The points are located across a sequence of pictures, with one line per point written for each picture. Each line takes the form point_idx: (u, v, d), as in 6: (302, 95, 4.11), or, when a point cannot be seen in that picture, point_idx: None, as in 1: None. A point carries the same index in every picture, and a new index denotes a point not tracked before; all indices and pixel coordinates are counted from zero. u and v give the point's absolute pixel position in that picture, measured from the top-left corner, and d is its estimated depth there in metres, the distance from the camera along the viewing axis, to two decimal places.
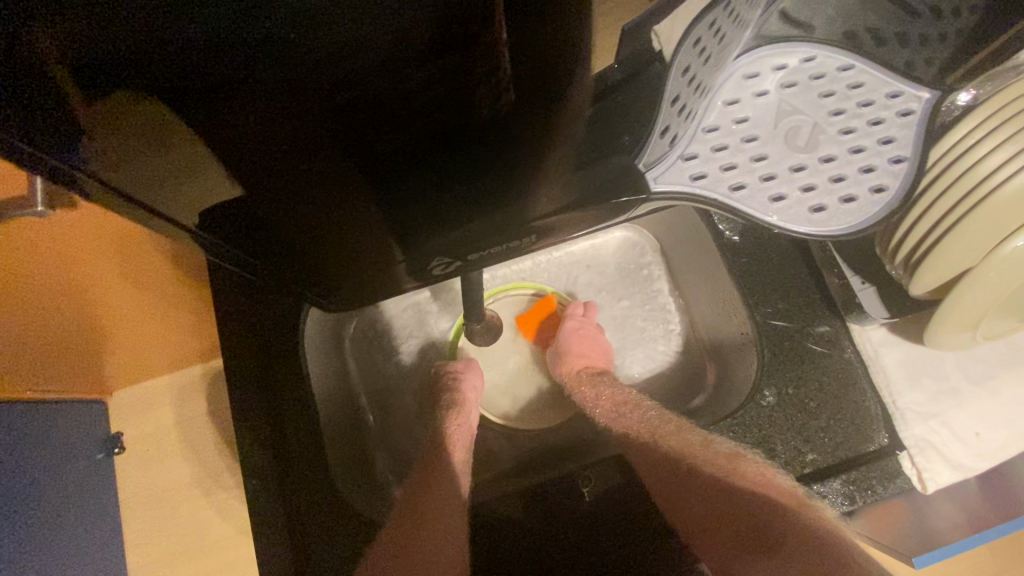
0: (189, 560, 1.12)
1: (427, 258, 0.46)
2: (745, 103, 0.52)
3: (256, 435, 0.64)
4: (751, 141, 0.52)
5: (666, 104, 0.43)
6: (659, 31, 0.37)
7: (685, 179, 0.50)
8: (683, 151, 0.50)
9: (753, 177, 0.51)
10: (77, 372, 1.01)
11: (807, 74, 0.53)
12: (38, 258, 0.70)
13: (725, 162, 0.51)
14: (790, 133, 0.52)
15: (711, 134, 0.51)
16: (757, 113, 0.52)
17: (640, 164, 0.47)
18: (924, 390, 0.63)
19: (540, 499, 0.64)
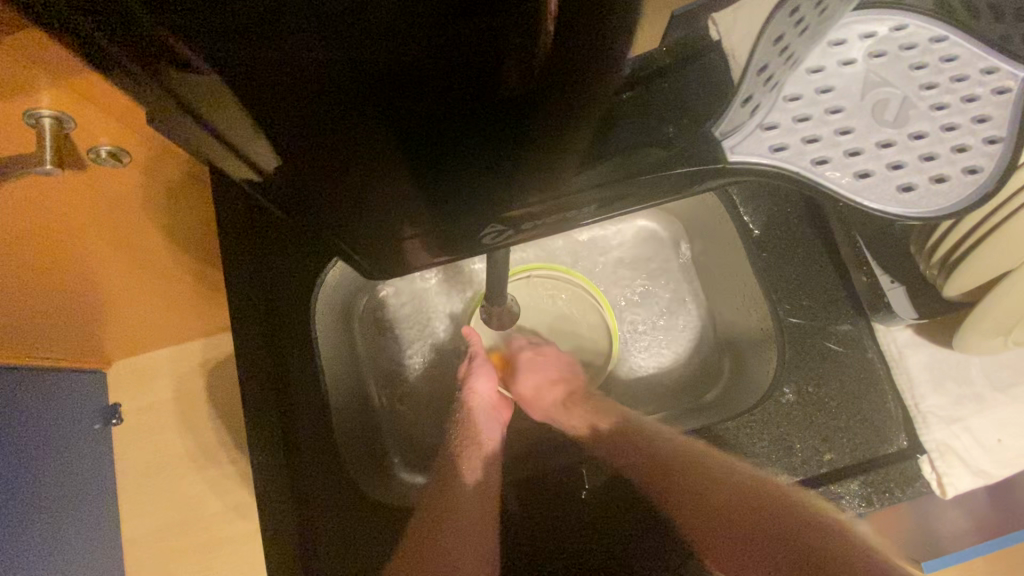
0: (184, 534, 1.10)
1: (462, 231, 0.38)
2: (828, 72, 0.44)
3: (263, 418, 0.63)
4: (837, 113, 0.43)
5: (752, 72, 0.36)
6: (718, 19, 0.33)
7: (766, 149, 0.41)
8: (760, 120, 0.41)
9: (839, 153, 0.42)
10: (76, 339, 0.99)
11: (896, 45, 0.45)
12: (41, 223, 0.68)
13: (809, 133, 0.42)
14: (878, 104, 0.43)
15: (794, 103, 0.42)
16: (843, 83, 0.44)
17: (715, 130, 0.39)
18: (947, 394, 0.62)
19: (550, 490, 0.63)
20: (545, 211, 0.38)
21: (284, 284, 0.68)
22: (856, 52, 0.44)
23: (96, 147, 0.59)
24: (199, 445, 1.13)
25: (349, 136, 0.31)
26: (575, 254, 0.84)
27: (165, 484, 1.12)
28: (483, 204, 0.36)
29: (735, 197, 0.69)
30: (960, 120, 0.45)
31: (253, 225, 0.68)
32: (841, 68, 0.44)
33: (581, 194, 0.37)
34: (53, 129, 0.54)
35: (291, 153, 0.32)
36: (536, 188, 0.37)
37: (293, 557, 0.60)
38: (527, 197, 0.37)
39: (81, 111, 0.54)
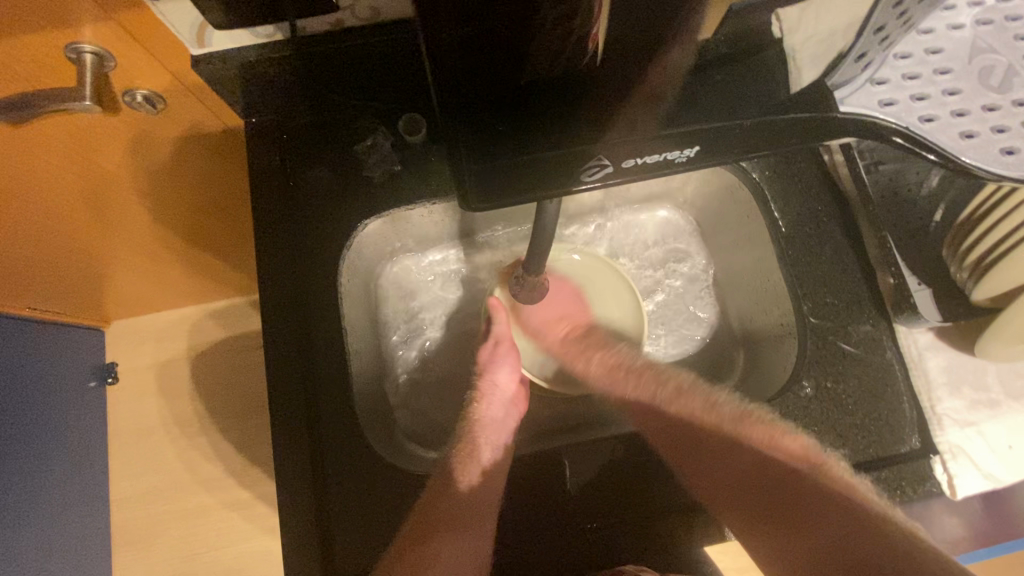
0: (168, 503, 1.05)
1: (583, 156, 0.36)
2: (938, 33, 0.40)
3: (284, 378, 0.63)
4: (944, 75, 0.40)
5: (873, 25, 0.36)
6: (782, 15, 0.38)
7: (874, 104, 0.39)
8: (871, 75, 0.39)
9: (945, 113, 0.39)
10: (77, 294, 0.97)
11: (1003, 14, 0.41)
12: (66, 169, 0.65)
13: (915, 91, 0.39)
14: (983, 71, 0.40)
15: (903, 61, 0.40)
16: (954, 44, 0.40)
17: (829, 82, 0.38)
18: (962, 397, 0.63)
19: (567, 464, 0.63)
20: (643, 150, 0.37)
21: (312, 244, 0.68)
22: (966, 15, 0.41)
23: (131, 91, 0.58)
24: (191, 411, 1.09)
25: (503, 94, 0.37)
26: (599, 240, 0.84)
27: (150, 453, 1.07)
28: (582, 137, 0.37)
29: (765, 191, 0.69)
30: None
31: (289, 182, 0.69)
32: (950, 30, 0.40)
33: (686, 134, 0.36)
34: (93, 66, 0.53)
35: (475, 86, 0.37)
36: (626, 129, 0.36)
37: (310, 518, 0.60)
38: (630, 135, 0.36)
39: (126, 50, 0.53)
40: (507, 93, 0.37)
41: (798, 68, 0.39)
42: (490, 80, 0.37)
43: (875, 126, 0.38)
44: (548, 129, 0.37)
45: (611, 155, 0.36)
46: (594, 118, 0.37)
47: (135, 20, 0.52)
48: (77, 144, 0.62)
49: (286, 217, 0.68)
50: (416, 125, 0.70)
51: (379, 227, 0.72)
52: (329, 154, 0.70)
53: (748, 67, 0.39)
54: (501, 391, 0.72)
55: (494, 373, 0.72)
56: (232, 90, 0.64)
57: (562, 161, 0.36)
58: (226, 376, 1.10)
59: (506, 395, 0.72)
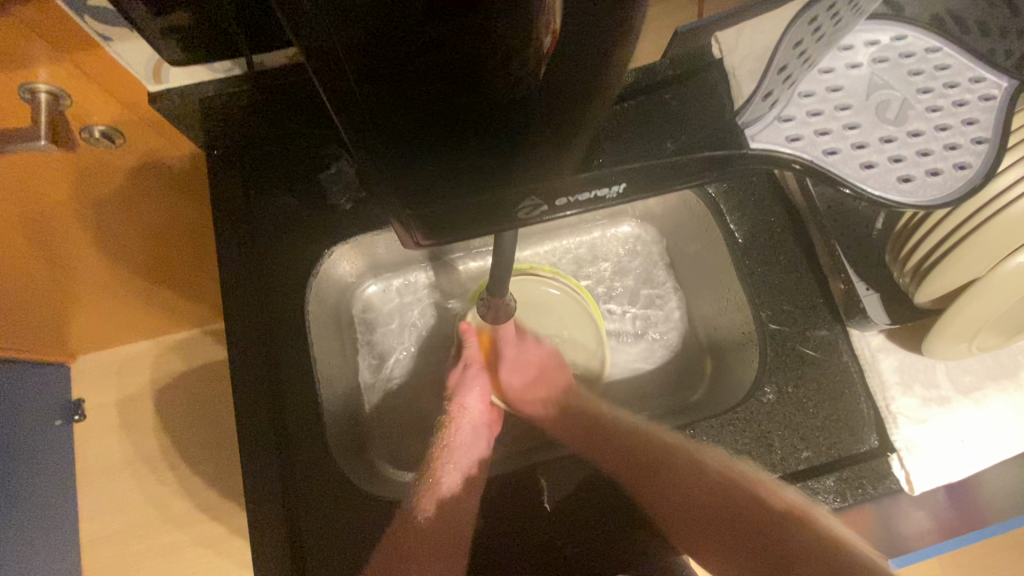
0: (139, 543, 1.02)
1: (517, 198, 0.38)
2: (837, 72, 0.45)
3: (253, 410, 0.62)
4: (845, 110, 0.44)
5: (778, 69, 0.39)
6: (719, 37, 0.38)
7: (781, 139, 0.42)
8: (778, 113, 0.43)
9: (846, 146, 0.43)
10: (40, 331, 0.94)
11: (896, 51, 0.47)
12: (28, 211, 0.65)
13: (818, 127, 0.43)
14: (881, 105, 0.44)
15: (807, 99, 0.43)
16: (851, 83, 0.44)
17: (740, 121, 0.41)
18: (916, 394, 0.66)
19: (542, 478, 0.64)
20: (576, 187, 0.38)
21: (280, 276, 0.68)
22: (862, 55, 0.46)
23: (89, 127, 0.58)
24: (161, 445, 1.06)
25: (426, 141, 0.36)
26: (565, 256, 0.85)
27: (121, 491, 1.05)
28: (517, 176, 0.37)
29: (720, 206, 0.72)
30: (950, 121, 0.47)
31: (251, 216, 0.69)
32: (848, 69, 0.45)
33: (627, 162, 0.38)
34: (48, 107, 0.52)
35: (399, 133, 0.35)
36: (552, 168, 0.37)
37: (283, 552, 0.59)
38: (558, 176, 0.38)
39: (80, 89, 0.54)
40: (420, 124, 0.35)
41: (737, 93, 0.41)
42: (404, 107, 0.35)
43: (793, 156, 0.42)
44: (471, 174, 0.37)
45: (541, 194, 0.38)
46: (523, 163, 0.37)
47: (87, 60, 0.52)
48: (40, 187, 0.61)
49: (250, 249, 0.67)
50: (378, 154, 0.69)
51: (345, 254, 0.73)
52: (292, 186, 0.70)
53: (686, 92, 0.40)
54: (470, 413, 0.74)
55: (464, 395, 0.75)
56: (190, 123, 0.65)
57: (492, 203, 0.37)
58: (198, 407, 1.08)
59: (476, 421, 0.74)
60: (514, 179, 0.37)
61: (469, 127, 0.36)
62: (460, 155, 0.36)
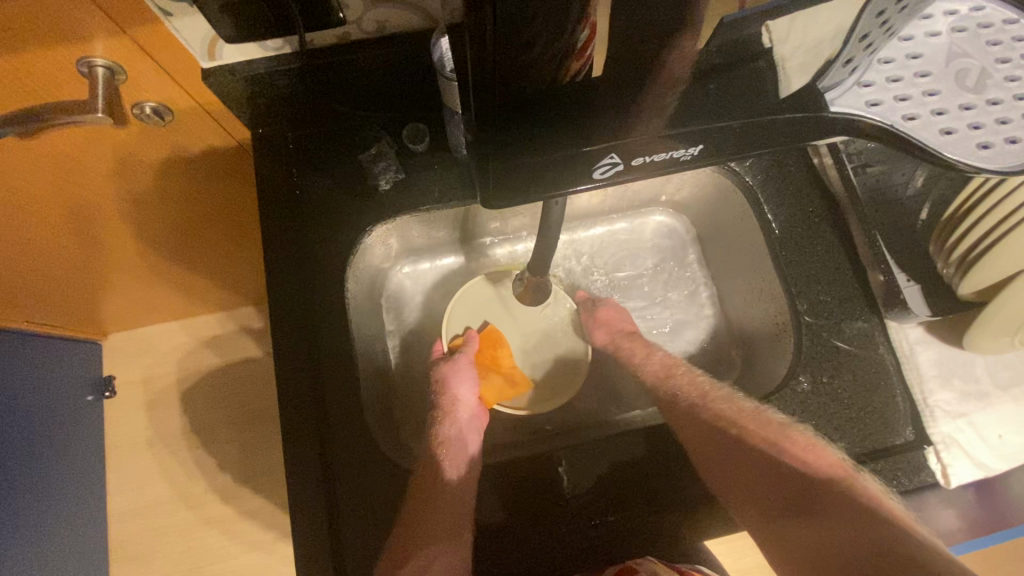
0: (168, 517, 1.05)
1: (596, 158, 0.39)
2: (917, 40, 0.44)
3: (293, 382, 0.64)
4: (924, 77, 0.44)
5: (857, 38, 0.40)
6: (770, 25, 0.38)
7: (861, 105, 0.42)
8: (857, 79, 0.43)
9: (925, 112, 0.43)
10: (77, 306, 0.97)
11: (976, 21, 0.45)
12: (82, 184, 0.67)
13: (898, 94, 0.43)
14: (959, 73, 0.44)
15: (887, 66, 0.43)
16: (932, 50, 0.44)
17: (819, 85, 0.42)
18: (953, 389, 0.65)
19: (576, 459, 0.64)
20: (649, 149, 0.39)
21: (321, 254, 0.69)
22: (941, 24, 0.45)
23: (140, 103, 0.60)
24: (190, 422, 1.09)
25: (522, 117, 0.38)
26: (597, 245, 0.85)
27: (151, 465, 1.07)
28: (593, 138, 0.38)
29: (758, 195, 0.71)
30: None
31: (297, 192, 0.70)
32: (929, 36, 0.44)
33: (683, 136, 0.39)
34: (105, 80, 0.55)
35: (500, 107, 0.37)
36: (624, 132, 0.39)
37: (320, 522, 0.61)
38: (633, 136, 0.39)
39: (137, 65, 0.55)
40: (521, 100, 0.37)
41: (786, 77, 0.41)
42: (512, 93, 0.37)
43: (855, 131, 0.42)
44: (561, 133, 0.38)
45: (619, 154, 0.39)
46: (606, 124, 0.39)
47: (146, 35, 0.53)
48: (97, 159, 0.64)
49: (294, 223, 0.69)
50: (420, 134, 0.71)
51: (386, 232, 0.74)
52: (339, 162, 0.72)
53: (737, 76, 0.41)
54: (462, 406, 0.72)
55: (456, 387, 0.72)
56: (238, 104, 0.66)
57: (574, 161, 0.39)
58: (226, 386, 1.10)
59: (469, 414, 0.72)
60: (594, 142, 0.38)
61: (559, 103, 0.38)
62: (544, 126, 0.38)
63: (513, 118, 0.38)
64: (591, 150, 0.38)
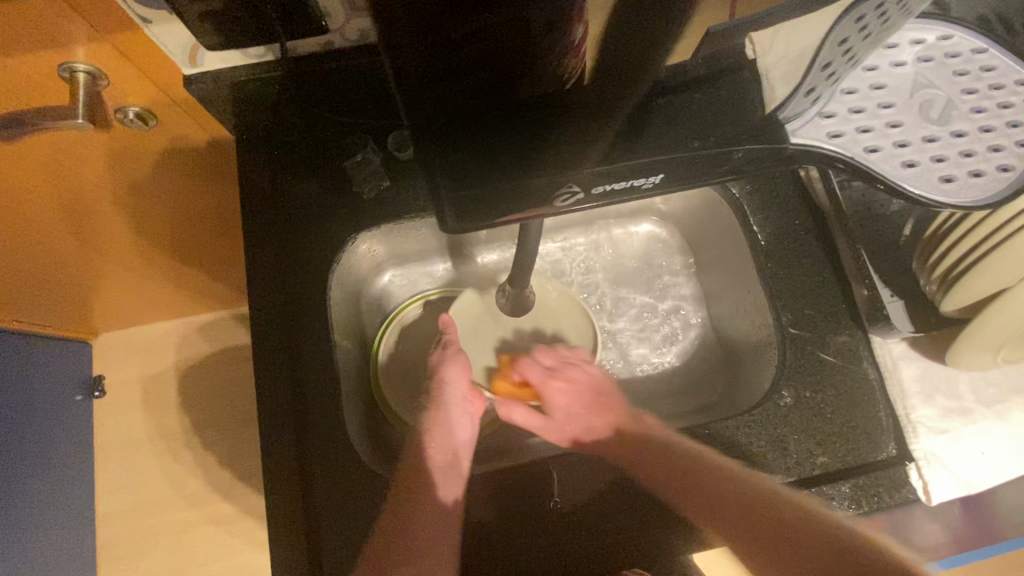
0: (154, 518, 1.04)
1: (558, 186, 0.39)
2: (881, 70, 0.45)
3: (274, 389, 0.64)
4: (887, 108, 0.44)
5: (819, 67, 0.40)
6: (752, 38, 0.38)
7: (825, 135, 0.42)
8: (820, 109, 0.43)
9: (889, 144, 0.43)
10: (65, 307, 0.97)
11: (941, 51, 0.47)
12: (65, 187, 0.67)
13: (862, 124, 0.43)
14: (924, 104, 0.45)
15: (850, 96, 0.44)
16: (895, 81, 0.45)
17: (780, 116, 0.41)
18: (937, 405, 0.65)
19: (556, 470, 0.64)
20: (615, 175, 0.39)
21: (304, 262, 0.69)
22: (907, 53, 0.46)
23: (124, 108, 0.59)
24: (177, 423, 1.08)
25: (467, 127, 0.40)
26: (588, 253, 0.85)
27: (137, 466, 1.07)
28: (555, 165, 0.39)
29: (744, 207, 0.71)
30: (996, 123, 0.46)
31: (278, 202, 0.70)
32: (893, 66, 0.45)
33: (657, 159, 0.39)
34: (87, 86, 0.54)
35: (443, 121, 0.40)
36: (592, 151, 0.39)
37: (298, 532, 0.60)
38: (594, 165, 0.39)
39: (119, 70, 0.55)
40: (468, 115, 0.40)
41: (770, 88, 0.41)
42: (478, 100, 0.40)
43: (823, 157, 0.42)
44: (526, 157, 0.39)
45: (581, 183, 0.39)
46: (569, 148, 0.39)
47: (126, 41, 0.53)
48: (80, 164, 0.64)
49: (276, 232, 0.69)
50: (405, 143, 0.71)
51: (369, 242, 0.73)
52: (320, 171, 0.71)
53: (716, 92, 0.41)
54: (453, 395, 0.71)
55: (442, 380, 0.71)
56: (221, 107, 0.66)
57: (532, 192, 0.39)
58: (214, 388, 1.10)
59: (465, 404, 0.71)
60: (551, 170, 0.38)
61: (505, 121, 0.40)
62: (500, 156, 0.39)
63: (468, 124, 0.40)
64: (547, 178, 0.38)
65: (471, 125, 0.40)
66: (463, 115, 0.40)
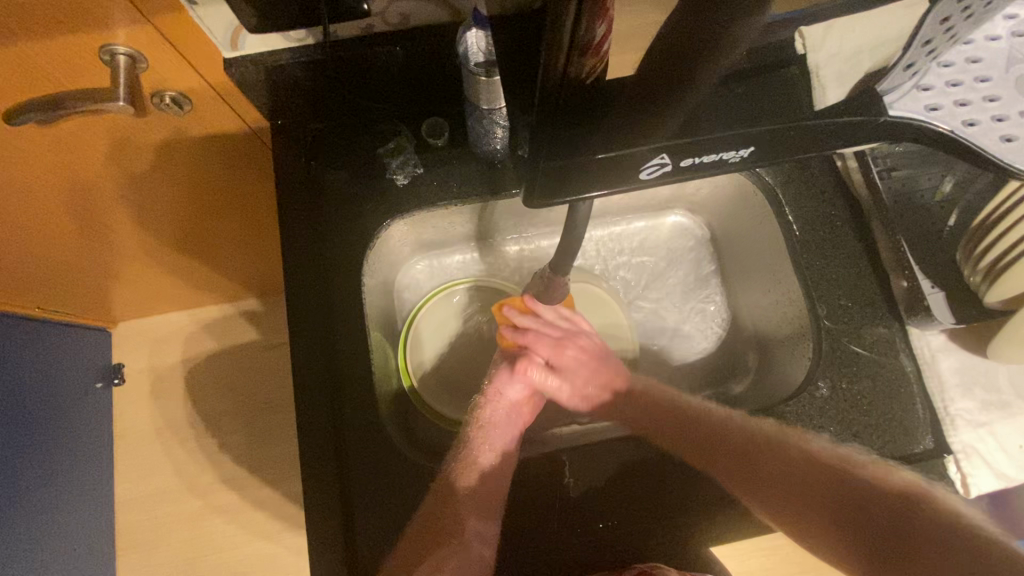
0: (175, 504, 1.05)
1: (650, 155, 0.39)
2: (978, 44, 0.44)
3: (309, 375, 0.64)
4: (984, 82, 0.43)
5: (916, 44, 0.39)
6: (804, 32, 0.41)
7: (920, 108, 0.42)
8: (916, 82, 0.42)
9: (986, 118, 0.43)
10: (89, 293, 0.97)
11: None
12: (101, 172, 0.67)
13: (959, 98, 0.43)
14: (1023, 79, 0.44)
15: (946, 70, 0.43)
16: (993, 54, 0.44)
17: (871, 90, 0.41)
18: (974, 399, 0.64)
19: (589, 459, 0.64)
20: (699, 150, 0.40)
21: (337, 249, 0.68)
22: (1003, 27, 0.44)
23: (161, 92, 0.59)
24: (199, 411, 1.09)
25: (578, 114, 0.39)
26: (616, 244, 0.85)
27: (158, 452, 1.08)
28: (639, 136, 0.39)
29: (780, 197, 0.70)
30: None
31: (315, 188, 0.70)
32: (989, 40, 0.44)
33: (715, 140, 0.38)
34: (127, 68, 0.54)
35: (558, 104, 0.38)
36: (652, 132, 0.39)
37: (334, 517, 0.61)
38: (694, 136, 0.39)
39: (159, 53, 0.55)
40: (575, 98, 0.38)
41: (821, 85, 0.41)
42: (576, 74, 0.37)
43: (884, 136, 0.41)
44: (596, 138, 0.39)
45: (680, 152, 0.39)
46: (638, 122, 0.39)
47: (169, 23, 0.53)
48: (118, 149, 0.64)
49: (311, 218, 0.69)
50: (439, 129, 0.71)
51: (403, 229, 0.74)
52: (356, 157, 0.71)
53: (762, 82, 0.41)
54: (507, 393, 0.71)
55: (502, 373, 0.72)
56: (258, 92, 0.65)
57: (624, 158, 0.39)
58: (235, 377, 1.10)
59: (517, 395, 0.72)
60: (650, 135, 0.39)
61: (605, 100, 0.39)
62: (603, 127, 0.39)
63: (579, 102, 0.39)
64: (645, 142, 0.39)
65: (577, 108, 0.39)
66: (573, 98, 0.38)
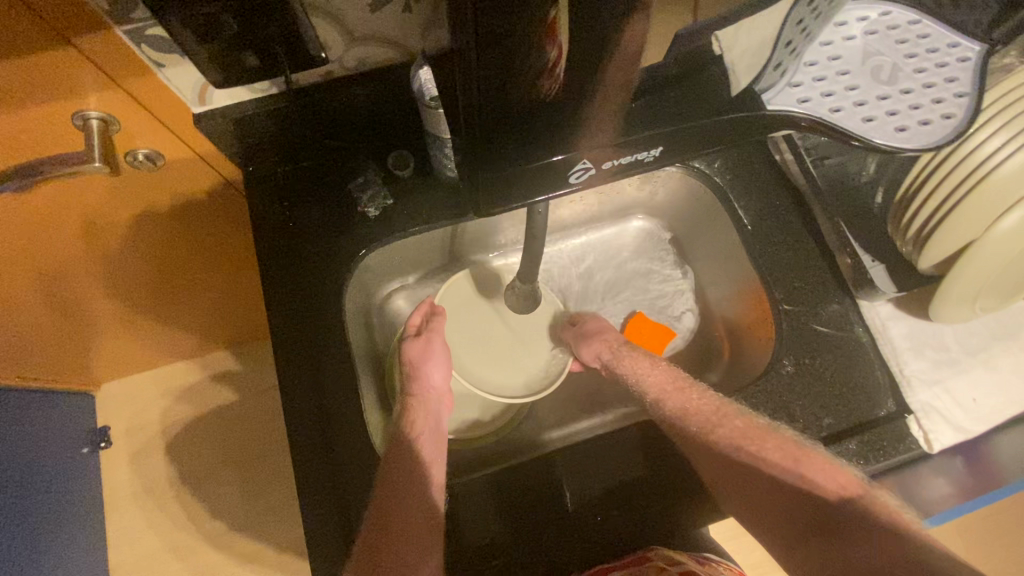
0: (177, 561, 1.05)
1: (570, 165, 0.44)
2: (835, 44, 0.50)
3: (301, 409, 0.66)
4: (844, 75, 0.49)
5: (780, 46, 0.45)
6: (719, 36, 0.43)
7: (794, 103, 0.48)
8: (788, 80, 0.48)
9: (848, 104, 0.49)
10: (69, 359, 0.97)
11: (885, 24, 0.51)
12: (84, 235, 0.70)
13: (824, 91, 0.49)
14: (874, 70, 0.50)
15: (812, 68, 0.49)
16: (848, 54, 0.50)
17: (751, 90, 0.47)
18: (926, 359, 0.69)
19: (578, 460, 0.66)
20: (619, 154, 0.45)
21: (316, 282, 0.71)
22: (856, 29, 0.51)
23: (134, 150, 0.62)
24: (193, 464, 1.09)
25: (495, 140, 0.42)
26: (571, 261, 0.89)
27: (155, 510, 1.08)
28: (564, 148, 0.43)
29: (727, 192, 0.76)
30: (938, 80, 0.52)
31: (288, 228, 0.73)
32: (845, 41, 0.50)
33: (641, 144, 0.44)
34: (99, 130, 0.57)
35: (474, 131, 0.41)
36: (589, 141, 0.44)
37: (337, 543, 0.62)
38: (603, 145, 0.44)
39: (128, 113, 0.58)
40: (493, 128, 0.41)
41: (736, 77, 0.46)
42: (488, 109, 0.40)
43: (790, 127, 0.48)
44: (529, 149, 0.43)
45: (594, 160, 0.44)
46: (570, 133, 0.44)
47: (139, 86, 0.56)
48: (101, 211, 0.67)
49: (287, 256, 0.72)
50: (405, 161, 0.75)
51: (380, 259, 0.77)
52: (326, 194, 0.75)
53: (693, 86, 0.46)
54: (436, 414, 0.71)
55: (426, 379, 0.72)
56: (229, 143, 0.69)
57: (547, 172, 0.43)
58: (226, 424, 1.11)
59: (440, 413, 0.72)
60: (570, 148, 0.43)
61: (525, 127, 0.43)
62: (530, 146, 0.43)
63: (499, 130, 0.42)
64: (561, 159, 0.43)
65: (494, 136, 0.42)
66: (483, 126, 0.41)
